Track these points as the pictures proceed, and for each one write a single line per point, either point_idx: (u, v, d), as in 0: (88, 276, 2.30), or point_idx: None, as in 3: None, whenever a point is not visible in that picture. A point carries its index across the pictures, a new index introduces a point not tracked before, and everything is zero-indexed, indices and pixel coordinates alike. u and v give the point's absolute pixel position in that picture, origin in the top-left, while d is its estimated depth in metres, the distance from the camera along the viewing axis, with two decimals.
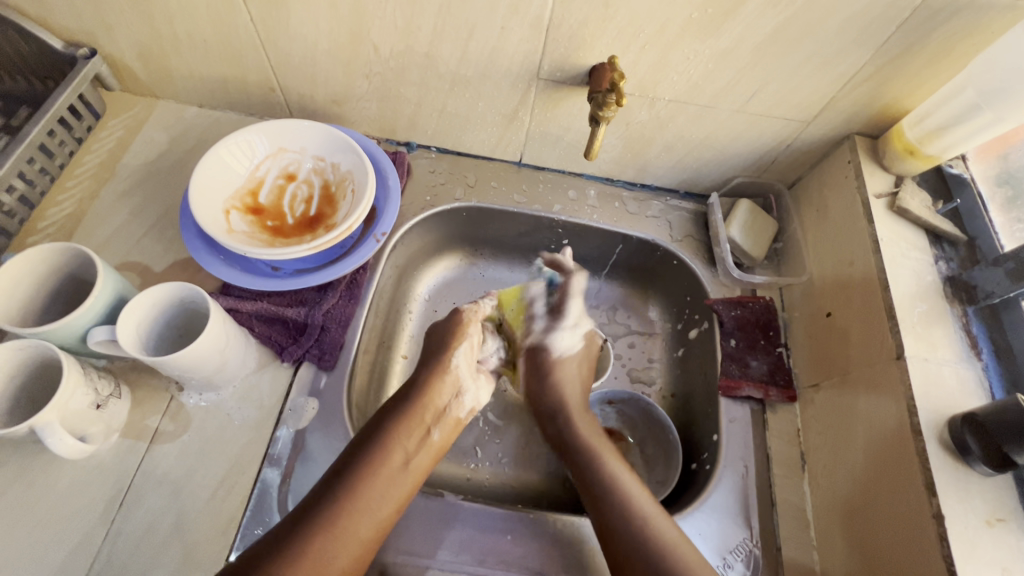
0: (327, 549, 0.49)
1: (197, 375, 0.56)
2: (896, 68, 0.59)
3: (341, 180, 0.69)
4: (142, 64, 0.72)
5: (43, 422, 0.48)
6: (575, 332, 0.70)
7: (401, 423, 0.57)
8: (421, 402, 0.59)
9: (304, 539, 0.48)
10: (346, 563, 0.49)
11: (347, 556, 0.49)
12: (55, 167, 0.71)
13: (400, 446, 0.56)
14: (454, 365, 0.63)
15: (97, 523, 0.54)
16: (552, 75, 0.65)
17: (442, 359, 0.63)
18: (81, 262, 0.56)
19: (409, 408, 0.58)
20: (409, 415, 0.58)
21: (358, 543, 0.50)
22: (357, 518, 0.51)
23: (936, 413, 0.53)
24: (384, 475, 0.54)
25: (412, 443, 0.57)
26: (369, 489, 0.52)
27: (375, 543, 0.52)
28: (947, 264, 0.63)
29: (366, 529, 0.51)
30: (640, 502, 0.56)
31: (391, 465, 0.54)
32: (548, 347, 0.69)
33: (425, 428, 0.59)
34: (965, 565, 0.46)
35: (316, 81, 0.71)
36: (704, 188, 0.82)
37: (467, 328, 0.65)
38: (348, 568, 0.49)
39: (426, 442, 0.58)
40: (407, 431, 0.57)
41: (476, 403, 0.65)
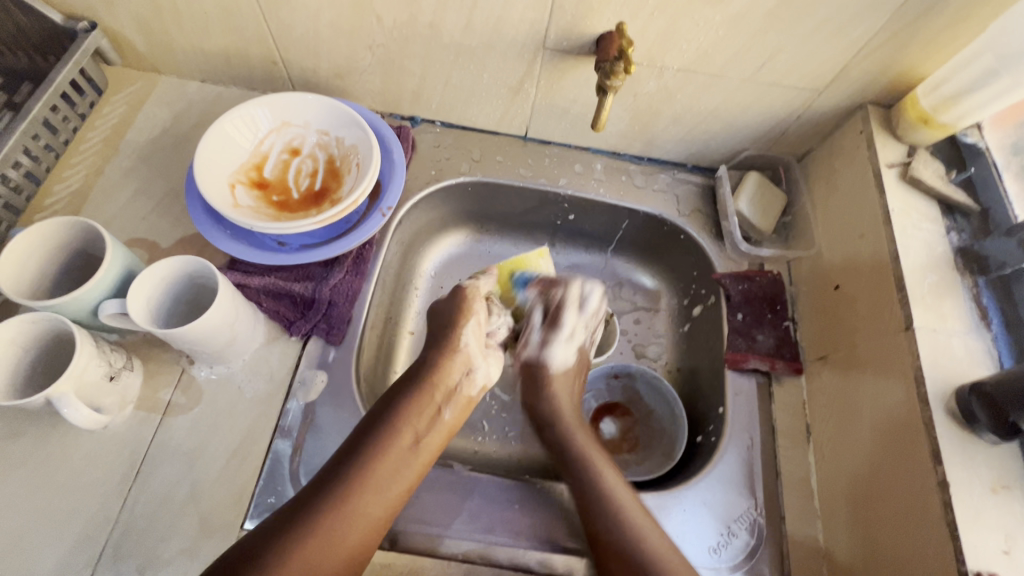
0: (339, 528, 0.50)
1: (207, 348, 0.56)
2: (912, 33, 0.58)
3: (346, 154, 0.68)
4: (142, 37, 0.71)
5: (59, 392, 0.49)
6: (571, 345, 0.69)
7: (409, 404, 0.58)
8: (431, 382, 0.60)
9: (316, 517, 0.50)
10: (357, 541, 0.50)
11: (360, 533, 0.51)
12: (60, 144, 0.70)
13: (410, 425, 0.57)
14: (463, 344, 0.63)
15: (114, 493, 0.55)
16: (559, 45, 0.64)
17: (451, 337, 0.63)
18: (89, 236, 0.56)
19: (418, 388, 0.59)
20: (418, 395, 0.59)
21: (370, 521, 0.52)
22: (369, 496, 0.52)
23: (943, 383, 0.53)
24: (395, 453, 0.55)
25: (422, 423, 0.57)
26: (381, 468, 0.53)
27: (387, 521, 0.53)
28: (959, 235, 0.62)
29: (378, 508, 0.52)
30: (629, 509, 0.57)
31: (402, 443, 0.55)
32: (546, 364, 0.68)
33: (435, 408, 0.59)
34: (970, 531, 0.47)
35: (319, 54, 0.70)
36: (712, 161, 0.81)
37: (473, 305, 0.66)
38: (359, 545, 0.50)
39: (436, 422, 0.59)
40: (417, 410, 0.58)
41: (490, 377, 0.65)
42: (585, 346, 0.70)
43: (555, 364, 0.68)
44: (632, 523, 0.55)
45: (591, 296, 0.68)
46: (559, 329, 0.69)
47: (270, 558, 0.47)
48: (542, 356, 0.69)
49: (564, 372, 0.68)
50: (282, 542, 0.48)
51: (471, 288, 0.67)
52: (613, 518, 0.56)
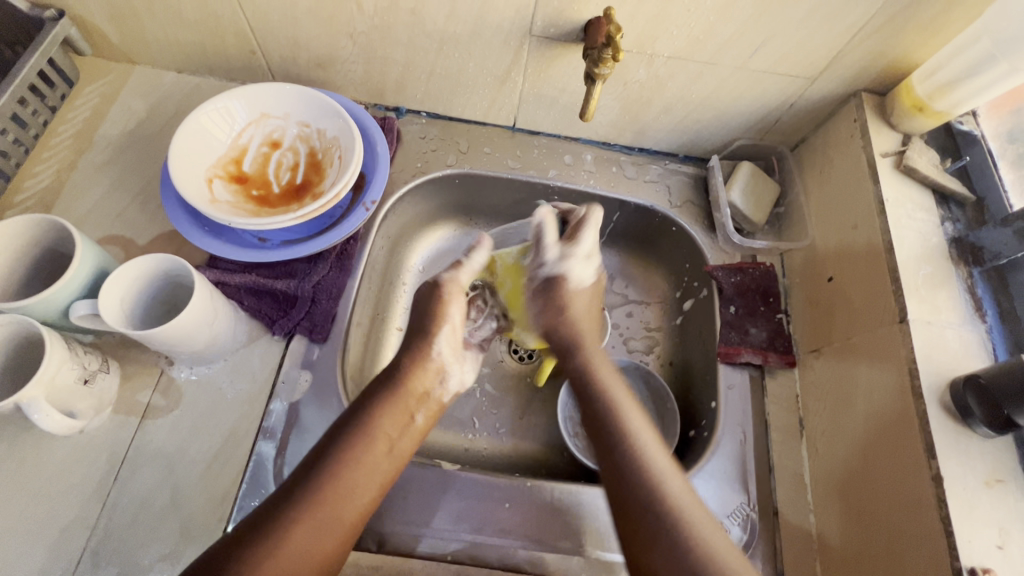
0: (306, 538, 0.47)
1: (186, 349, 0.55)
2: (908, 18, 0.56)
3: (327, 147, 0.66)
4: (113, 26, 0.68)
5: (28, 397, 0.47)
6: (589, 263, 0.65)
7: (382, 407, 0.55)
8: (404, 384, 0.57)
9: (284, 527, 0.47)
10: (326, 551, 0.48)
11: (327, 542, 0.48)
12: (30, 138, 0.68)
13: (383, 431, 0.54)
14: (436, 353, 0.61)
15: (91, 499, 0.53)
16: (546, 32, 0.62)
17: (425, 346, 0.60)
18: (59, 234, 0.54)
19: (390, 392, 0.57)
20: (393, 398, 0.56)
21: (338, 529, 0.49)
22: (337, 504, 0.50)
23: (938, 376, 0.52)
24: (366, 460, 0.52)
25: (396, 428, 0.55)
26: (350, 476, 0.51)
27: (357, 529, 0.50)
28: (954, 225, 0.61)
29: (349, 516, 0.50)
30: (668, 480, 0.51)
31: (374, 449, 0.53)
32: (564, 275, 0.63)
33: (409, 413, 0.57)
34: (964, 527, 0.46)
35: (298, 43, 0.67)
36: (704, 151, 0.79)
37: (449, 309, 0.62)
38: (326, 555, 0.48)
39: (410, 427, 0.56)
40: (389, 415, 0.55)
41: (460, 386, 0.63)
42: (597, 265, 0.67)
43: (572, 278, 0.63)
44: (667, 495, 0.49)
45: (595, 213, 0.64)
46: (574, 242, 0.63)
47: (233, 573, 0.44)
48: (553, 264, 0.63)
49: (579, 289, 0.64)
50: (244, 553, 0.45)
51: (448, 279, 0.63)
52: (648, 489, 0.50)
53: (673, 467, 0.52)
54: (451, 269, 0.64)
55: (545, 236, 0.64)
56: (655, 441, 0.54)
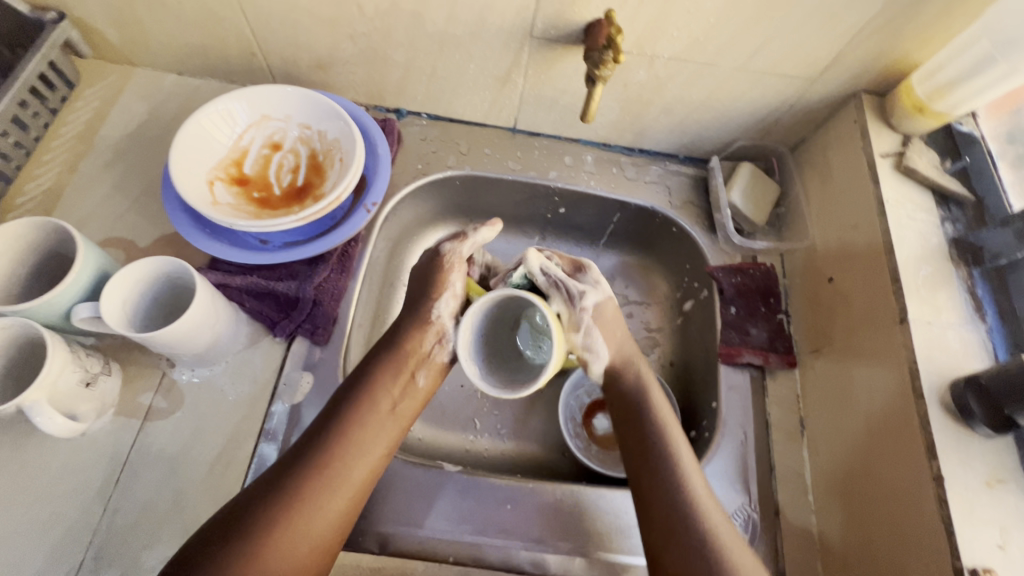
0: (320, 498, 0.48)
1: (188, 351, 0.55)
2: (908, 19, 0.56)
3: (328, 148, 0.66)
4: (113, 28, 0.68)
5: (30, 401, 0.47)
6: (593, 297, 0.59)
7: (382, 370, 0.55)
8: (403, 346, 0.56)
9: (295, 487, 0.48)
10: (341, 507, 0.49)
11: (341, 500, 0.49)
12: (31, 140, 0.68)
13: (385, 393, 0.54)
14: (435, 316, 0.56)
15: (94, 500, 0.53)
16: (546, 34, 0.62)
17: (422, 310, 0.57)
18: (60, 237, 0.54)
19: (390, 354, 0.55)
20: (392, 361, 0.55)
21: (351, 485, 0.50)
22: (347, 462, 0.50)
23: (939, 376, 0.52)
24: (370, 421, 0.52)
25: (396, 390, 0.55)
26: (357, 437, 0.51)
27: (368, 487, 0.51)
28: (954, 226, 0.61)
29: (359, 475, 0.50)
30: (702, 498, 0.50)
31: (376, 411, 0.53)
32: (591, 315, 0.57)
33: (409, 374, 0.55)
34: (965, 528, 0.46)
35: (299, 45, 0.67)
36: (704, 152, 0.79)
37: (450, 274, 0.58)
38: (343, 511, 0.49)
39: (411, 389, 0.55)
40: (391, 377, 0.55)
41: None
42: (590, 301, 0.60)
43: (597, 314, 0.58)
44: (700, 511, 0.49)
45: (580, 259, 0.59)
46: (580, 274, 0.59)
47: (252, 528, 0.45)
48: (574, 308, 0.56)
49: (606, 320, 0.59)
50: (259, 511, 0.46)
51: (449, 250, 0.59)
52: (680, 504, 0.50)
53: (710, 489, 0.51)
54: (452, 240, 0.60)
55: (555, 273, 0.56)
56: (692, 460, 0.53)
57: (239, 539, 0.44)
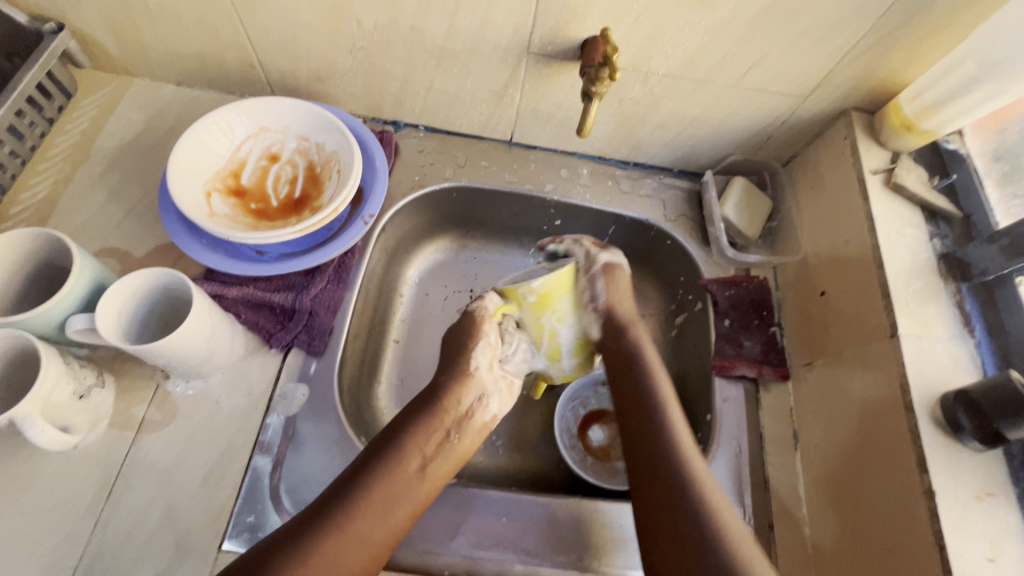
0: (340, 554, 0.47)
1: (183, 363, 0.55)
2: (896, 39, 0.58)
3: (326, 160, 0.67)
4: (112, 38, 0.68)
5: (23, 413, 0.46)
6: (607, 289, 0.66)
7: (419, 427, 0.56)
8: (443, 402, 0.58)
9: (317, 540, 0.47)
10: (358, 565, 0.48)
11: (360, 559, 0.48)
12: (26, 149, 0.67)
13: (418, 451, 0.55)
14: (476, 368, 0.59)
15: (85, 515, 0.53)
16: (543, 49, 0.63)
17: (460, 364, 0.59)
18: (55, 248, 0.53)
19: (428, 411, 0.57)
20: (430, 417, 0.56)
21: (371, 546, 0.49)
22: (371, 519, 0.50)
23: (928, 390, 0.53)
24: (401, 479, 0.53)
25: (431, 447, 0.56)
26: (385, 494, 0.51)
27: (388, 547, 0.50)
28: (942, 241, 0.62)
29: (383, 534, 0.50)
30: (718, 508, 0.50)
31: (409, 469, 0.53)
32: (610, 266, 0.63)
33: (445, 432, 0.57)
34: (955, 540, 0.47)
35: (297, 57, 0.68)
36: (698, 166, 0.81)
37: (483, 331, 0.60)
38: (360, 571, 0.48)
39: (447, 448, 0.57)
40: (425, 435, 0.56)
41: (501, 408, 0.61)
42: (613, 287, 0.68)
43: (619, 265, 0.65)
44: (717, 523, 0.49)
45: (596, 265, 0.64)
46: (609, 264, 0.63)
47: None
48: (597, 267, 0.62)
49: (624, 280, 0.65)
50: (279, 558, 0.45)
51: (478, 311, 0.61)
52: (684, 481, 0.52)
53: (709, 474, 0.53)
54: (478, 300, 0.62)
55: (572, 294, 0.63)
56: (688, 434, 0.56)
57: None
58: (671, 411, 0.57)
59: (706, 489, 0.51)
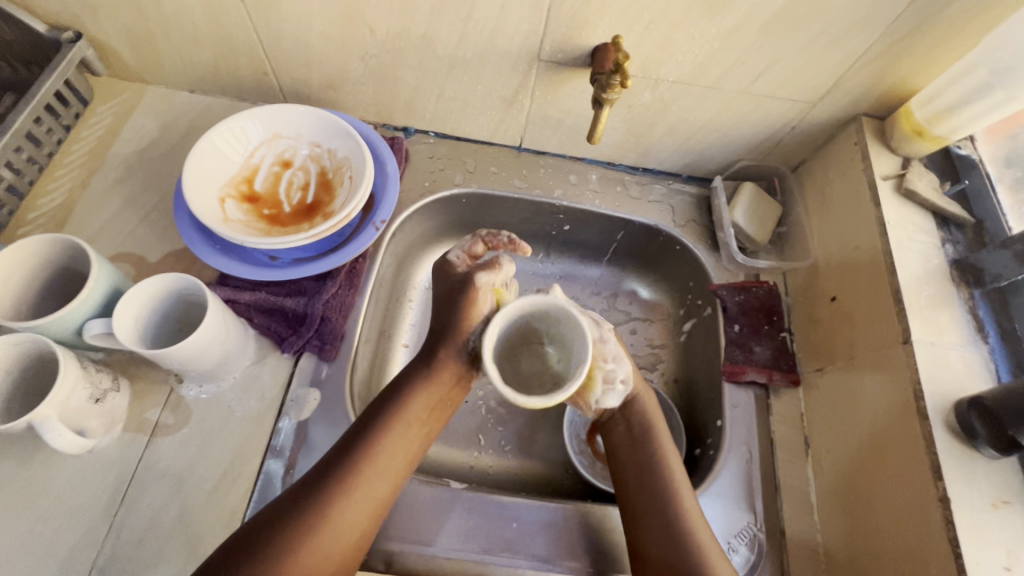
0: (345, 514, 0.50)
1: (197, 367, 0.55)
2: (908, 45, 0.58)
3: (338, 166, 0.67)
4: (129, 47, 0.70)
5: (41, 417, 0.47)
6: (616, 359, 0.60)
7: (417, 388, 0.56)
8: (439, 366, 0.57)
9: (322, 504, 0.49)
10: (366, 519, 0.51)
11: (367, 513, 0.51)
12: (44, 156, 0.69)
13: (417, 411, 0.55)
14: (473, 342, 0.58)
15: (100, 517, 0.53)
16: (554, 57, 0.64)
17: (458, 332, 0.58)
18: (73, 253, 0.54)
19: (426, 372, 0.57)
20: (426, 377, 0.56)
21: (377, 500, 0.52)
22: (376, 476, 0.52)
23: (942, 397, 0.53)
24: (398, 440, 0.54)
25: (429, 406, 0.56)
26: (387, 452, 0.53)
27: (388, 502, 0.53)
28: (955, 247, 0.62)
29: (386, 488, 0.52)
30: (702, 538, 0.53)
31: (404, 429, 0.54)
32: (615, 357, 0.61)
33: (443, 393, 0.57)
34: (971, 549, 0.46)
35: (310, 65, 0.69)
36: (707, 171, 0.81)
37: (480, 308, 0.58)
38: (368, 523, 0.51)
39: (441, 408, 0.57)
40: (425, 396, 0.56)
41: None
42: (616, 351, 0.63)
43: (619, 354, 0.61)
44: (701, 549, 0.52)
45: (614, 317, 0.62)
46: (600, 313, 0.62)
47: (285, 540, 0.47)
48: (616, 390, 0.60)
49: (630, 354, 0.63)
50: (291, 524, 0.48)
51: (484, 281, 0.59)
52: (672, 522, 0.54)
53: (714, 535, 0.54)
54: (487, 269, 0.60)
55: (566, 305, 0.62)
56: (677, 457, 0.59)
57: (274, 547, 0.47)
58: (667, 456, 0.58)
59: (708, 542, 0.53)
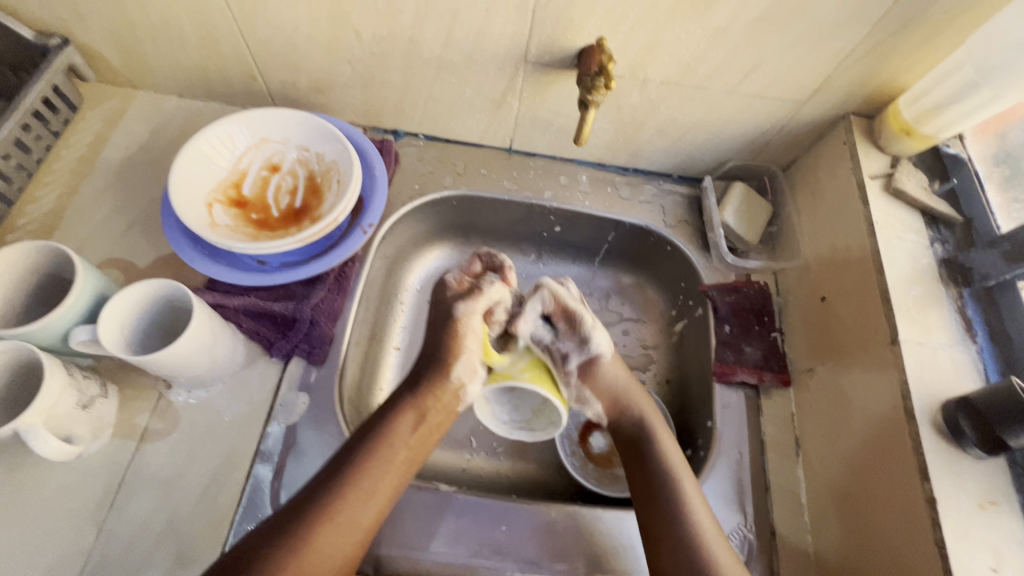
0: (329, 541, 0.49)
1: (186, 372, 0.55)
2: (894, 44, 0.58)
3: (327, 170, 0.67)
4: (116, 52, 0.69)
5: (27, 424, 0.47)
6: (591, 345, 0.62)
7: (399, 418, 0.56)
8: (422, 395, 0.57)
9: (307, 529, 0.48)
10: (349, 548, 0.50)
11: (349, 542, 0.50)
12: (33, 162, 0.69)
13: (400, 440, 0.55)
14: (453, 375, 0.58)
15: (89, 523, 0.53)
16: (541, 58, 0.63)
17: (440, 362, 0.58)
18: (59, 260, 0.54)
19: (408, 402, 0.57)
20: (410, 405, 0.57)
21: (360, 529, 0.51)
22: (359, 504, 0.51)
23: (930, 397, 0.52)
24: (382, 466, 0.53)
25: (412, 436, 0.56)
26: (369, 481, 0.52)
27: (375, 529, 0.52)
28: (943, 246, 0.61)
29: (368, 517, 0.51)
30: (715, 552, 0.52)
31: (389, 454, 0.54)
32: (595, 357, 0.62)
33: (426, 423, 0.57)
34: (957, 550, 0.46)
35: (298, 69, 0.69)
36: (698, 172, 0.81)
37: (461, 339, 0.57)
38: (351, 553, 0.50)
39: (426, 437, 0.57)
40: (408, 425, 0.56)
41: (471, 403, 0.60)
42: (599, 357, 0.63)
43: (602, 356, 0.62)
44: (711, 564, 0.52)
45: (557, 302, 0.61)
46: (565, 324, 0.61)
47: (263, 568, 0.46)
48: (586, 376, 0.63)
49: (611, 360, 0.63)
50: (272, 550, 0.47)
51: (462, 309, 0.58)
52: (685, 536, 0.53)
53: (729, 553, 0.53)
54: (467, 299, 0.59)
55: (545, 336, 0.61)
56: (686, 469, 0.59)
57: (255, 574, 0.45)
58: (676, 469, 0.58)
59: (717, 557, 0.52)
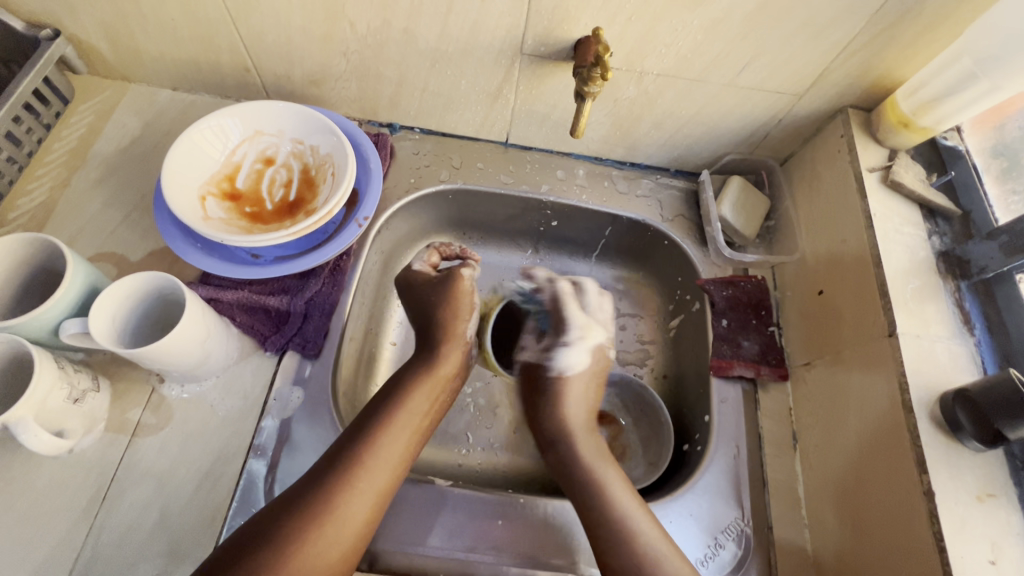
0: (351, 503, 0.49)
1: (179, 366, 0.55)
2: (892, 35, 0.57)
3: (321, 163, 0.67)
4: (109, 44, 0.69)
5: (16, 417, 0.46)
6: (581, 347, 0.66)
7: (416, 383, 0.58)
8: (435, 361, 0.60)
9: (327, 495, 0.49)
10: (368, 506, 0.50)
11: (370, 500, 0.51)
12: (24, 155, 0.68)
13: (418, 403, 0.57)
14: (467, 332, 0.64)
15: (80, 518, 0.53)
16: (537, 50, 0.63)
17: (451, 327, 0.62)
18: (49, 252, 0.54)
19: (424, 367, 0.60)
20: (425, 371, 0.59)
21: (380, 487, 0.51)
22: (380, 462, 0.52)
23: (928, 390, 0.52)
24: (402, 426, 0.55)
25: (429, 399, 0.58)
26: (388, 440, 0.53)
27: (393, 491, 0.52)
28: (941, 239, 0.61)
29: (386, 476, 0.52)
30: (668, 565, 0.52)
31: (408, 415, 0.56)
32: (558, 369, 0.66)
33: (442, 387, 0.59)
34: (956, 542, 0.46)
35: (292, 61, 0.68)
36: (695, 166, 0.80)
37: (465, 301, 0.64)
38: (372, 511, 0.51)
39: (439, 400, 0.59)
40: (426, 389, 0.58)
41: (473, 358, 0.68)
42: (598, 346, 0.67)
43: (569, 369, 0.65)
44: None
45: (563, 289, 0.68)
46: (563, 329, 0.67)
47: (282, 530, 0.47)
48: (545, 361, 0.67)
49: (575, 377, 0.65)
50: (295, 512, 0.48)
51: (467, 274, 0.65)
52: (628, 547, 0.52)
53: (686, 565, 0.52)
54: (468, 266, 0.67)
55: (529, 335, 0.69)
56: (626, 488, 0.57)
57: (275, 538, 0.47)
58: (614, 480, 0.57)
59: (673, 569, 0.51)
